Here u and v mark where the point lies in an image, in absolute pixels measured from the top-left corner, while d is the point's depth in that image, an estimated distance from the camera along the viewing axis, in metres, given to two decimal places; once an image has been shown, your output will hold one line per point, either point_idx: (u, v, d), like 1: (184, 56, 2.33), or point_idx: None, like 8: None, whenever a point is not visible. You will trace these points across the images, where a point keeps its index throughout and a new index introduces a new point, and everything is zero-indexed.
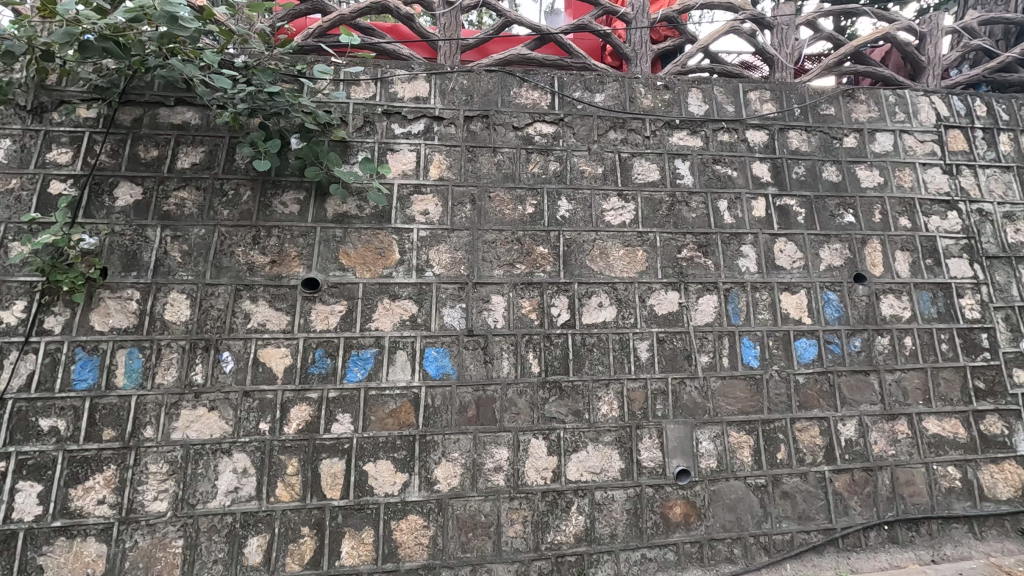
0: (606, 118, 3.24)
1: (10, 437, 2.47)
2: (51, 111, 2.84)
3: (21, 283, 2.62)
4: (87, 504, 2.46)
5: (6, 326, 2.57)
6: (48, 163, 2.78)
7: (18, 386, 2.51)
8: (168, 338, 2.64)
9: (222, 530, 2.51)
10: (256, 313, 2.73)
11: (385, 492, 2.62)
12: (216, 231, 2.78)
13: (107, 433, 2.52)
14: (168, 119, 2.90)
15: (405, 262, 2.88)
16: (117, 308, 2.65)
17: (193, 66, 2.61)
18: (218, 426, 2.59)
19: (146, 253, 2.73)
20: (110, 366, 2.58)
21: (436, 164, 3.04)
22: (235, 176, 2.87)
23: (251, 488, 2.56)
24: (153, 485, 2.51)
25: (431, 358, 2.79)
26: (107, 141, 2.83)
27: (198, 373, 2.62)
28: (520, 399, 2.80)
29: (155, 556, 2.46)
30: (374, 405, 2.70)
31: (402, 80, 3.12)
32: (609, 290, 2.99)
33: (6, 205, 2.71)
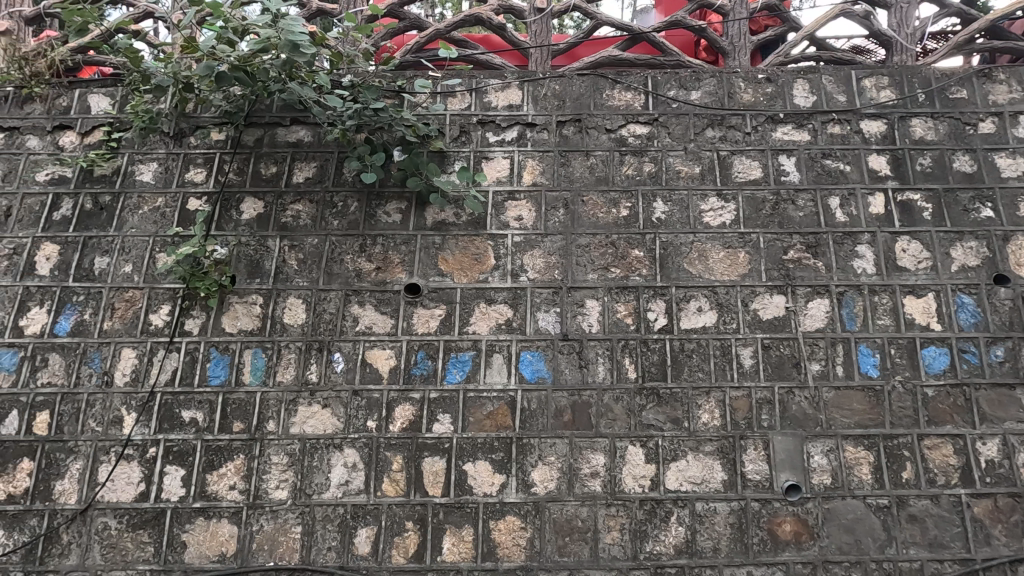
0: (703, 116, 3.12)
1: (159, 426, 2.79)
2: (189, 135, 3.19)
3: (166, 289, 2.96)
4: (221, 489, 2.72)
5: (154, 327, 2.91)
6: (187, 182, 3.13)
7: (165, 381, 2.84)
8: (287, 340, 2.87)
9: (335, 520, 2.68)
10: (364, 316, 2.90)
11: (484, 492, 2.68)
12: (328, 240, 2.99)
13: (237, 425, 2.78)
14: (285, 138, 3.16)
15: (500, 266, 2.94)
16: (244, 312, 2.92)
17: (309, 88, 2.83)
18: (331, 423, 2.78)
19: (267, 261, 2.98)
20: (238, 364, 2.85)
21: (530, 170, 3.07)
22: (343, 189, 3.07)
23: (360, 482, 2.72)
24: (275, 474, 2.73)
25: (527, 362, 2.82)
26: (235, 160, 3.13)
27: (313, 372, 2.83)
28: (616, 405, 2.76)
29: (278, 540, 2.67)
30: (472, 407, 2.77)
31: (496, 89, 3.19)
32: (709, 294, 2.88)
33: (153, 220, 3.07)
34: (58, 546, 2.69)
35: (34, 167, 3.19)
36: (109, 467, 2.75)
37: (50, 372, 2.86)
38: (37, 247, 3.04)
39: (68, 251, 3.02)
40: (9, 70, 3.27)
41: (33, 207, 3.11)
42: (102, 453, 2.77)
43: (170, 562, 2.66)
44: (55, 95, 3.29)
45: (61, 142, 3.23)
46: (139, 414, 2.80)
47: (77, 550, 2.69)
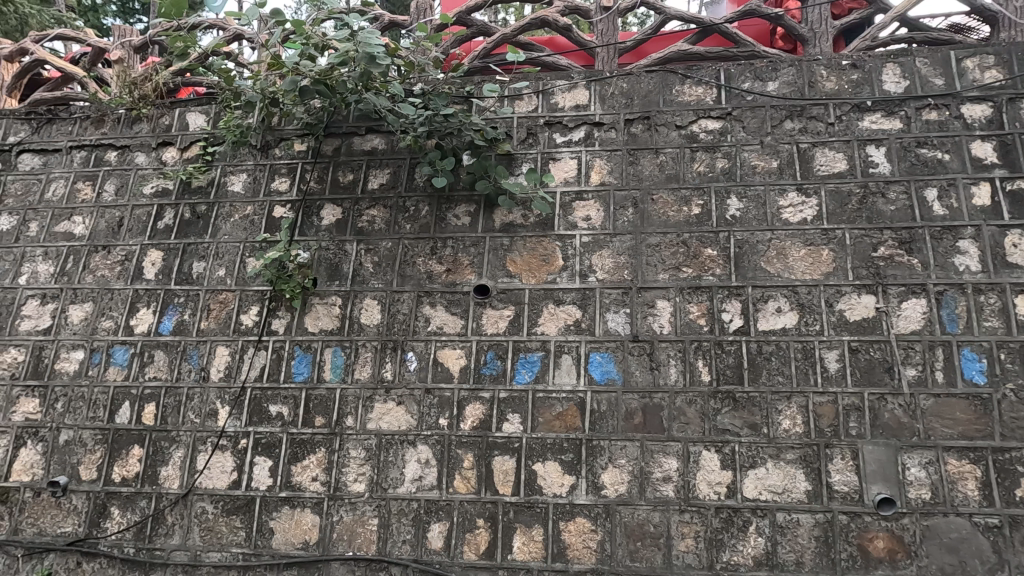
0: (780, 108, 2.98)
1: (250, 419, 2.99)
2: (274, 147, 3.40)
3: (255, 291, 3.17)
4: (305, 480, 2.88)
5: (245, 326, 3.12)
6: (273, 191, 3.34)
7: (254, 377, 3.04)
8: (364, 339, 3.00)
9: (409, 514, 2.77)
10: (435, 317, 2.98)
11: (554, 493, 2.68)
12: (401, 243, 3.10)
13: (319, 420, 2.94)
14: (360, 147, 3.31)
15: (569, 267, 2.94)
16: (324, 312, 3.08)
17: (383, 98, 2.94)
18: (405, 420, 2.87)
19: (345, 264, 3.13)
20: (320, 362, 3.01)
21: (597, 170, 3.05)
22: (415, 194, 3.17)
23: (433, 478, 2.79)
24: (353, 468, 2.86)
25: (596, 363, 2.79)
26: (315, 169, 3.31)
27: (388, 370, 2.94)
28: (690, 408, 2.68)
29: (356, 531, 2.79)
30: (541, 407, 2.78)
31: (563, 90, 3.19)
32: (790, 294, 2.74)
33: (243, 227, 3.30)
34: (164, 526, 2.95)
35: (142, 181, 3.51)
36: (206, 456, 2.98)
37: (156, 367, 3.14)
38: (145, 254, 3.34)
39: (171, 257, 3.31)
40: (122, 94, 3.63)
41: (141, 218, 3.43)
42: (200, 443, 3.01)
43: (260, 547, 2.84)
44: (159, 115, 3.61)
45: (164, 158, 3.54)
46: (232, 407, 3.01)
47: (179, 531, 2.93)
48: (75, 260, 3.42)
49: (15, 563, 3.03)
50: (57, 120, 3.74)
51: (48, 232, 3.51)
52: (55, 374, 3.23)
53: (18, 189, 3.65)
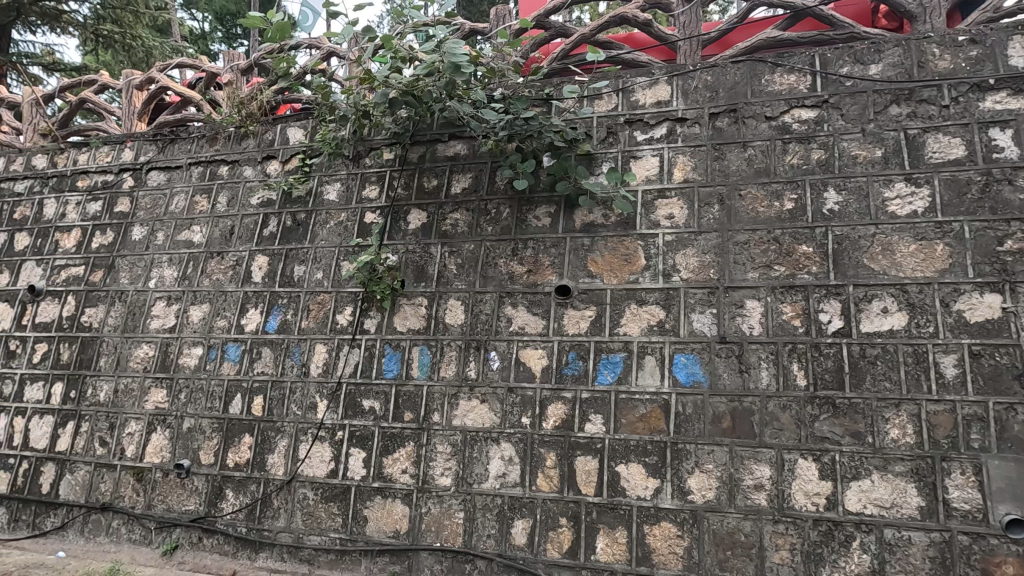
0: (885, 92, 2.76)
1: (345, 413, 3.19)
2: (365, 157, 3.61)
3: (349, 292, 3.38)
4: (395, 472, 3.03)
5: (340, 325, 3.33)
6: (364, 198, 3.54)
7: (349, 373, 3.24)
8: (449, 338, 3.11)
9: (494, 509, 2.84)
10: (517, 317, 3.03)
11: (638, 495, 2.65)
12: (483, 245, 3.18)
13: (407, 415, 3.08)
14: (444, 153, 3.43)
15: (651, 267, 2.88)
16: (412, 312, 3.22)
17: (466, 104, 3.04)
18: (489, 417, 2.94)
19: (431, 266, 3.26)
20: (408, 360, 3.15)
21: (680, 166, 2.97)
22: (497, 197, 3.24)
23: (516, 475, 2.84)
24: (440, 462, 2.97)
25: (681, 365, 2.73)
26: (402, 176, 3.48)
27: (472, 368, 3.03)
28: (784, 413, 2.55)
29: (443, 523, 2.90)
30: (624, 409, 2.75)
31: (644, 87, 3.14)
32: (897, 294, 2.54)
33: (338, 232, 3.53)
34: (271, 509, 3.21)
35: (250, 193, 3.84)
36: (307, 446, 3.21)
37: (263, 362, 3.42)
38: (253, 259, 3.65)
39: (275, 261, 3.60)
40: (232, 113, 4.00)
41: (249, 226, 3.75)
42: (302, 433, 3.24)
43: (355, 533, 3.03)
44: (264, 131, 3.94)
45: (268, 170, 3.85)
46: (330, 401, 3.23)
47: (284, 514, 3.18)
48: (195, 266, 3.80)
49: (149, 535, 3.42)
50: (179, 140, 4.17)
51: (172, 241, 3.92)
52: (180, 368, 3.61)
53: (148, 203, 4.11)
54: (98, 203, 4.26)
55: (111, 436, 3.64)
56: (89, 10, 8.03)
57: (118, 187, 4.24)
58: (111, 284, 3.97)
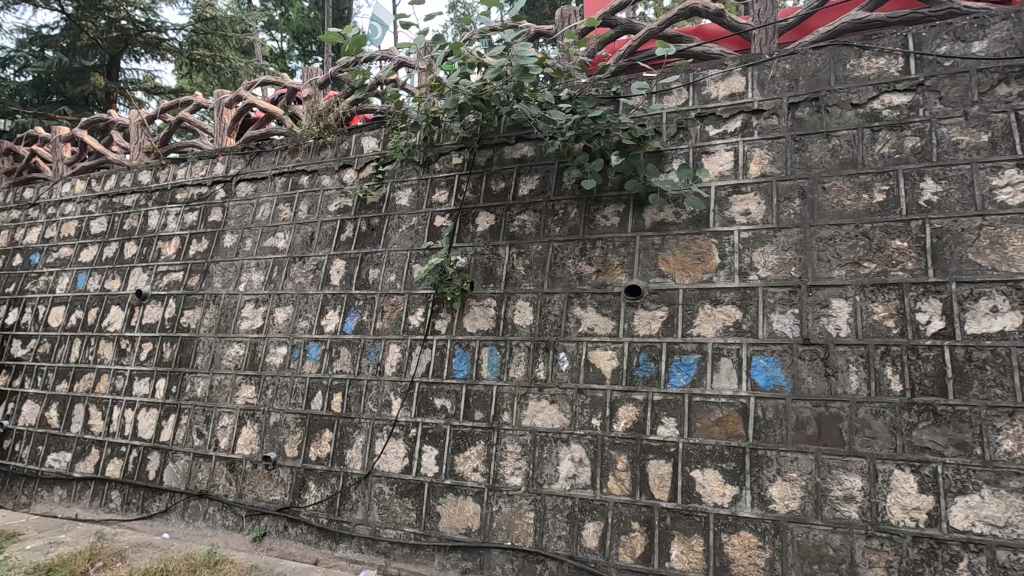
0: (992, 70, 2.51)
1: (418, 411, 3.29)
2: (435, 162, 3.71)
3: (420, 294, 3.48)
4: (467, 470, 3.08)
5: (413, 326, 3.44)
6: (434, 202, 3.63)
7: (421, 372, 3.33)
8: (518, 339, 3.13)
9: (564, 511, 2.83)
10: (586, 318, 3.01)
11: (715, 503, 2.55)
12: (551, 246, 3.19)
13: (478, 414, 3.13)
14: (511, 156, 3.46)
15: (726, 265, 2.78)
16: (481, 313, 3.27)
17: (533, 106, 3.05)
18: (558, 418, 2.94)
19: (499, 268, 3.30)
20: (478, 360, 3.20)
21: (757, 160, 2.85)
22: (564, 197, 3.23)
23: (587, 477, 2.82)
24: (510, 462, 3.00)
25: (760, 367, 2.60)
26: (471, 179, 3.54)
27: (541, 369, 3.04)
28: (876, 421, 2.38)
29: (514, 523, 2.92)
30: (699, 412, 2.67)
31: (716, 79, 3.04)
32: (1009, 291, 2.30)
33: (410, 236, 3.64)
34: (350, 502, 3.35)
35: (328, 200, 4.04)
36: (383, 442, 3.34)
37: (341, 361, 3.59)
38: (331, 263, 3.84)
39: (351, 265, 3.77)
40: (311, 126, 4.23)
41: (328, 231, 3.95)
42: (378, 430, 3.37)
43: (429, 528, 3.11)
44: (340, 141, 4.14)
45: (345, 178, 4.04)
46: (403, 399, 3.34)
47: (362, 507, 3.31)
48: (279, 270, 4.04)
49: (241, 522, 3.67)
50: (264, 153, 4.46)
51: (259, 247, 4.20)
52: (267, 365, 3.85)
53: (237, 212, 4.42)
54: (194, 214, 4.63)
55: (207, 428, 3.94)
56: (183, 36, 8.75)
57: (211, 198, 4.59)
58: (206, 288, 4.30)
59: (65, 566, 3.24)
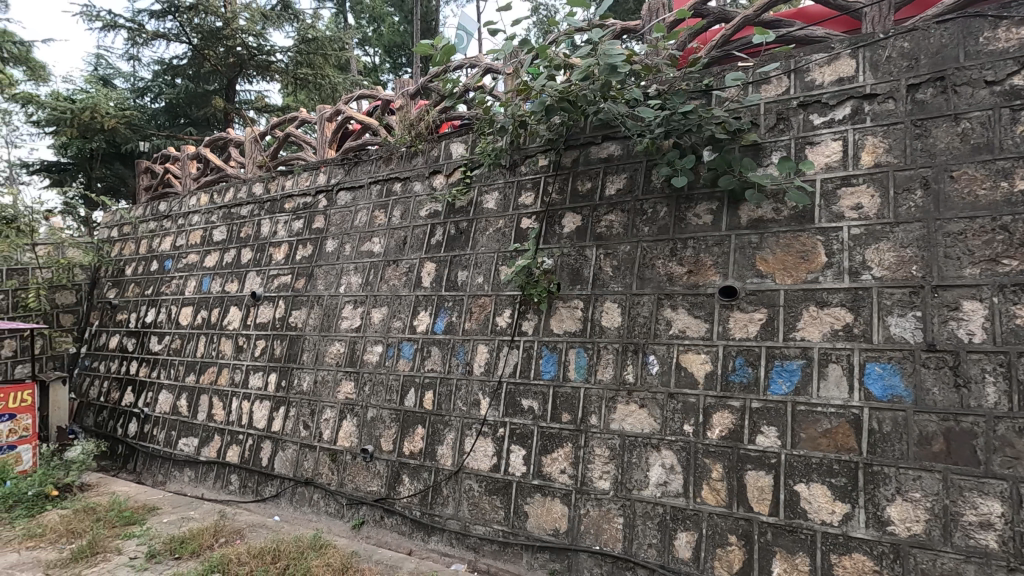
0: None
1: (505, 410, 3.34)
2: (521, 165, 3.75)
3: (508, 296, 3.53)
4: (554, 471, 3.09)
5: (500, 327, 3.50)
6: (520, 205, 3.68)
7: (509, 372, 3.38)
8: (605, 341, 3.09)
9: (655, 518, 2.75)
10: (677, 321, 2.91)
11: (822, 520, 2.37)
12: (639, 246, 3.11)
13: (565, 416, 3.12)
14: (597, 155, 3.41)
15: (834, 264, 2.57)
16: (568, 315, 3.26)
17: (621, 104, 3.00)
18: (648, 423, 2.86)
19: (586, 269, 3.27)
20: (565, 362, 3.20)
21: (869, 149, 2.61)
22: (653, 196, 3.14)
23: (679, 485, 2.72)
24: (598, 465, 2.96)
25: (875, 376, 2.38)
26: (557, 181, 3.54)
27: (630, 372, 2.97)
28: (1020, 439, 2.10)
29: (603, 527, 2.88)
30: (803, 422, 2.49)
31: (821, 64, 2.83)
32: None
33: (497, 238, 3.71)
34: (441, 497, 3.47)
35: (419, 206, 4.21)
36: (472, 440, 3.42)
37: (432, 361, 3.73)
38: (423, 266, 4.00)
39: (441, 267, 3.90)
40: (404, 135, 4.43)
41: (419, 235, 4.11)
42: (467, 428, 3.46)
43: (517, 527, 3.15)
44: (430, 148, 4.29)
45: (435, 184, 4.19)
46: (492, 399, 3.40)
47: (452, 502, 3.42)
48: (375, 273, 4.27)
49: (342, 510, 3.92)
50: (362, 162, 4.72)
51: (357, 251, 4.46)
52: (364, 363, 4.08)
53: (338, 219, 4.72)
54: (300, 221, 5.01)
55: (312, 420, 4.24)
56: (288, 57, 9.50)
57: (315, 207, 4.94)
58: (311, 290, 4.63)
59: (195, 540, 3.63)
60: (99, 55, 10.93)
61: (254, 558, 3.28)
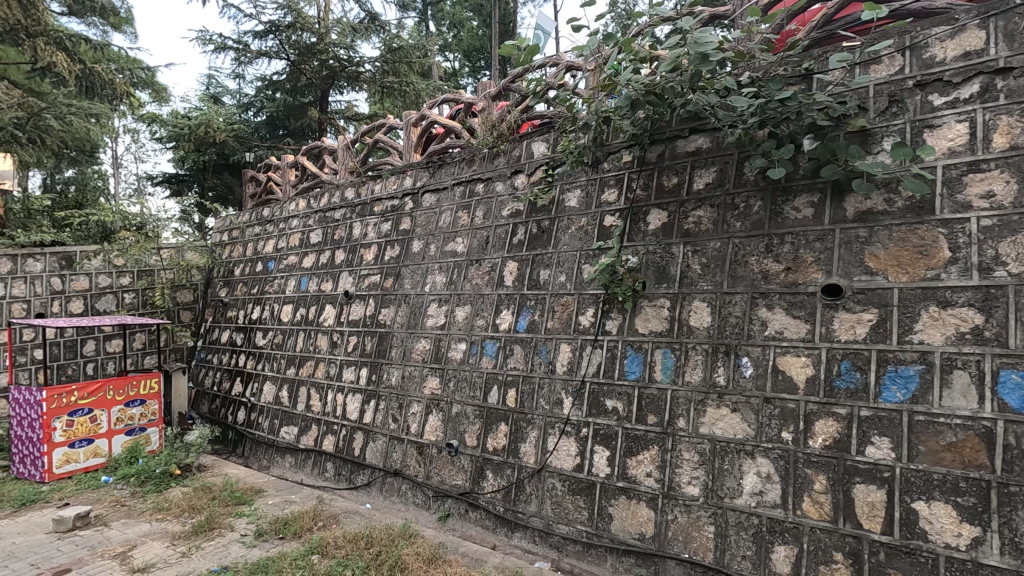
0: None
1: (589, 410, 3.30)
2: (604, 162, 3.69)
3: (591, 294, 3.49)
4: (640, 474, 3.01)
5: (583, 326, 3.47)
6: (603, 203, 3.62)
7: (592, 372, 3.34)
8: (694, 342, 2.97)
9: (749, 529, 2.61)
10: (773, 321, 2.74)
11: (946, 543, 2.14)
12: (731, 243, 2.96)
13: (651, 418, 3.04)
14: (684, 149, 3.28)
15: (960, 260, 2.31)
16: (654, 314, 3.18)
17: (712, 94, 2.86)
18: (741, 428, 2.72)
19: (673, 267, 3.16)
20: (651, 362, 3.11)
21: (1003, 130, 2.33)
22: (746, 189, 2.98)
23: (776, 496, 2.57)
24: (687, 470, 2.85)
25: (1012, 385, 2.12)
26: (641, 176, 3.46)
27: (721, 375, 2.84)
28: None
29: (692, 535, 2.78)
30: (923, 434, 2.26)
31: (942, 38, 2.55)
32: None
33: (580, 237, 3.68)
34: (524, 494, 3.50)
35: (502, 206, 4.27)
36: (555, 439, 3.41)
37: (515, 359, 3.76)
38: (505, 265, 4.05)
39: (524, 266, 3.92)
40: (486, 136, 4.49)
41: (502, 235, 4.16)
42: (550, 427, 3.46)
43: (601, 529, 3.11)
44: (512, 149, 4.33)
45: (517, 184, 4.22)
46: (575, 399, 3.38)
47: (536, 500, 3.43)
48: (459, 272, 4.37)
49: (429, 501, 4.06)
50: (446, 165, 4.86)
51: (442, 251, 4.59)
52: (449, 359, 4.19)
53: (423, 220, 4.89)
54: (388, 223, 5.23)
55: (400, 414, 4.42)
56: (376, 66, 9.96)
57: (402, 209, 5.14)
58: (399, 289, 4.83)
59: (297, 522, 3.90)
60: (211, 75, 12.02)
61: (349, 542, 3.48)
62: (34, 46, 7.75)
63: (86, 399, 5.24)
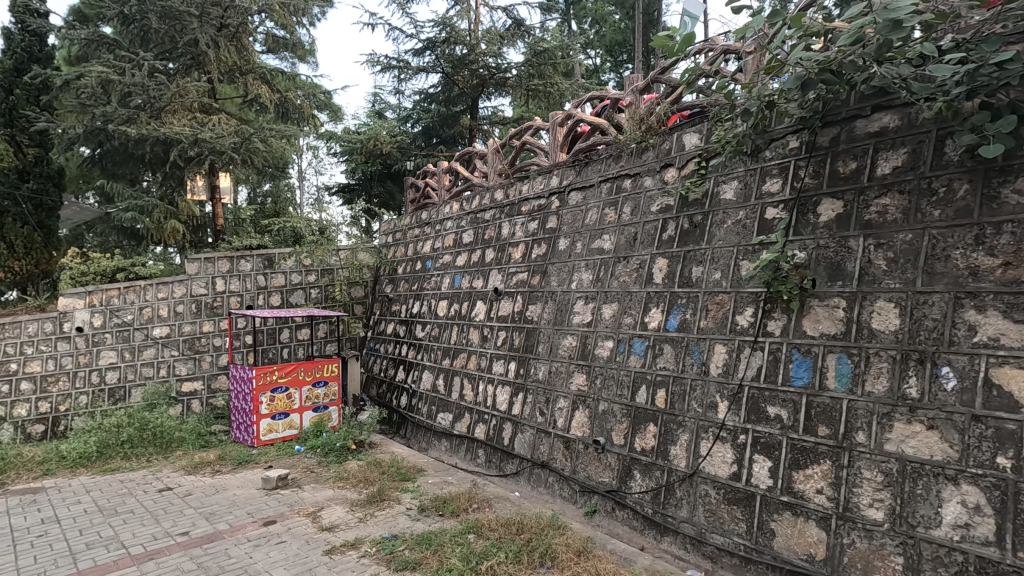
0: None
1: (748, 417, 3.09)
2: (766, 150, 3.42)
3: (749, 293, 3.26)
4: (809, 490, 2.75)
5: (741, 327, 3.25)
6: (765, 194, 3.36)
7: (751, 376, 3.13)
8: (877, 347, 2.63)
9: (950, 566, 2.26)
10: (985, 325, 2.32)
11: None
12: (927, 234, 2.57)
13: (822, 430, 2.75)
14: (864, 129, 2.91)
15: None
16: (825, 315, 2.87)
17: (905, 65, 2.49)
18: (940, 449, 2.35)
19: (850, 262, 2.83)
20: (822, 368, 2.82)
21: None
22: (947, 171, 2.56)
23: (988, 531, 2.19)
24: (868, 491, 2.54)
25: None
26: (811, 163, 3.14)
27: (913, 386, 2.48)
28: None
29: (874, 564, 2.47)
30: None
31: None
32: None
33: (738, 232, 3.45)
34: (675, 498, 3.39)
35: (650, 201, 4.16)
36: (709, 444, 3.26)
37: (665, 358, 3.65)
38: (655, 262, 3.94)
39: (674, 263, 3.79)
40: (634, 131, 4.41)
41: (651, 231, 4.06)
42: (703, 431, 3.31)
43: (761, 544, 2.90)
44: (662, 142, 4.19)
45: (666, 178, 4.09)
46: (731, 403, 3.19)
47: (686, 505, 3.31)
48: (606, 270, 4.36)
49: (575, 496, 4.12)
50: (592, 162, 4.87)
51: (588, 249, 4.61)
52: (596, 357, 4.20)
53: (570, 218, 4.95)
54: (535, 222, 5.39)
55: (547, 408, 4.53)
56: (521, 71, 10.29)
57: (548, 208, 5.26)
58: (546, 286, 4.95)
59: (454, 501, 4.20)
60: (377, 93, 13.35)
61: (502, 526, 3.66)
62: (246, 82, 9.36)
63: (283, 378, 6.16)
